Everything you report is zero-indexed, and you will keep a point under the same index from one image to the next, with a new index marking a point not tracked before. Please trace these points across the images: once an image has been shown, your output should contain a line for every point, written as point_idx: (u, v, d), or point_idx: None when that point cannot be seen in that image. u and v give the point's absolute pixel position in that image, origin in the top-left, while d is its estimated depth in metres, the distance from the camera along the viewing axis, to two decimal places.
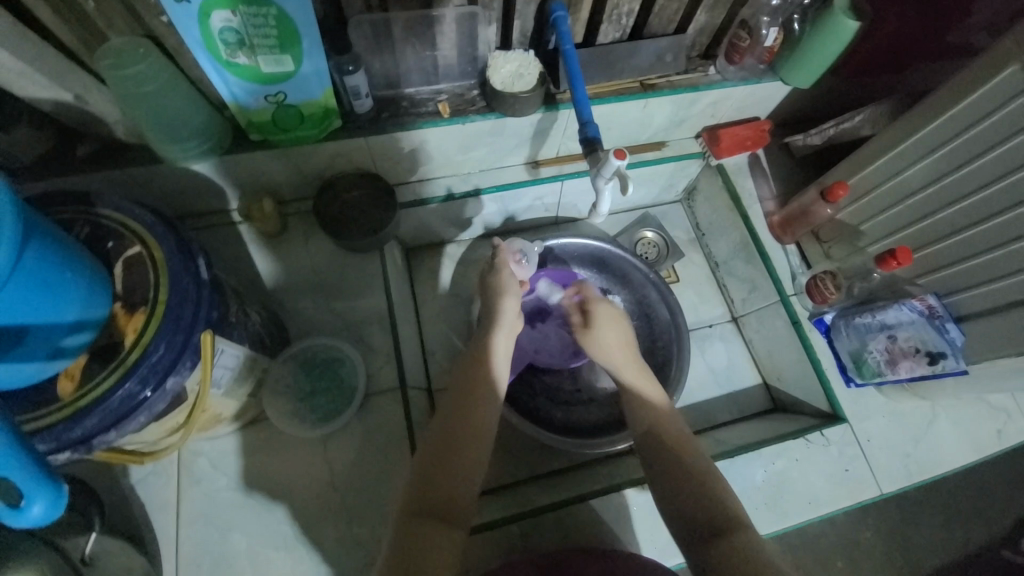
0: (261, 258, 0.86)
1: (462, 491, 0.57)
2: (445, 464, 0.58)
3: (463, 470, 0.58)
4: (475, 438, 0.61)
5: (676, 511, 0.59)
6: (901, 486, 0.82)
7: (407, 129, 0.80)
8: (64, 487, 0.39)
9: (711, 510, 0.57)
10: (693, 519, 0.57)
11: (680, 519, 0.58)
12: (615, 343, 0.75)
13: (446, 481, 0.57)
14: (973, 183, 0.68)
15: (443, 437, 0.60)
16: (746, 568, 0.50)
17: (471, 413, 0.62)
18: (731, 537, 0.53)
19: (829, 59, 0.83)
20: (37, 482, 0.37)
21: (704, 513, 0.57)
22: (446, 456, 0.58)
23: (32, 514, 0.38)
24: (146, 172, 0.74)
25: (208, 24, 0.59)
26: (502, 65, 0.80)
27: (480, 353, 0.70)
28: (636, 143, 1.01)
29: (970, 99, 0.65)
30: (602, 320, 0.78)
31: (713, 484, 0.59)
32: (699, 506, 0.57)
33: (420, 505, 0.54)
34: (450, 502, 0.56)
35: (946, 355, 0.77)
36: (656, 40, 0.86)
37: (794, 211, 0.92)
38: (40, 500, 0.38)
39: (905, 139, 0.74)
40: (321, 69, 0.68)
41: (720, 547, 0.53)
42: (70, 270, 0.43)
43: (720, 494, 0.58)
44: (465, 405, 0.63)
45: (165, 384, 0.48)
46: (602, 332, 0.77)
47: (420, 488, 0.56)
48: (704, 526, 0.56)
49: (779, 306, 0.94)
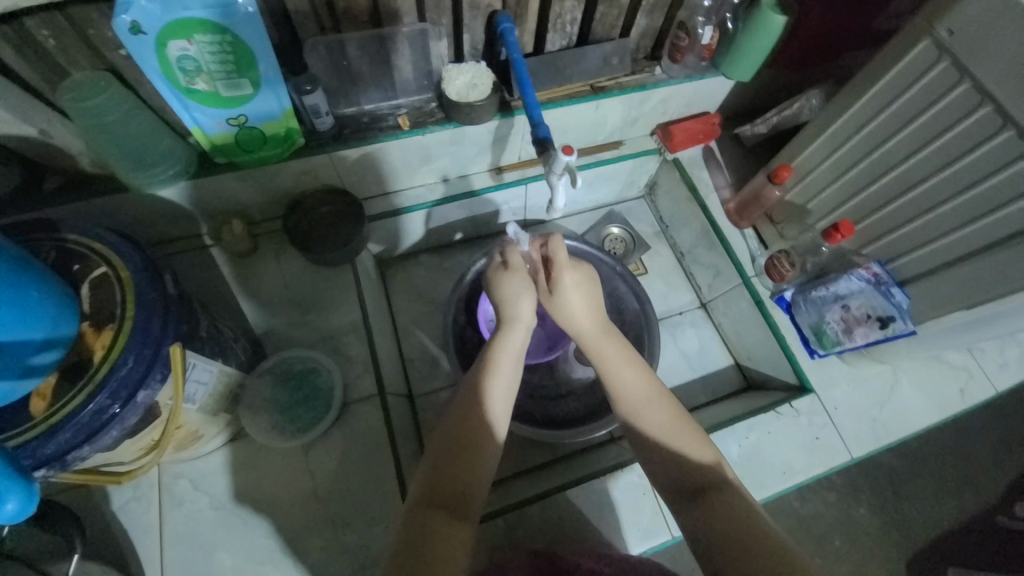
0: (234, 278, 0.88)
1: (476, 487, 0.59)
2: (458, 459, 0.59)
3: (476, 467, 0.59)
4: (486, 435, 0.61)
5: (665, 474, 0.60)
6: (870, 449, 0.85)
7: (370, 143, 0.83)
8: (35, 485, 0.40)
9: (697, 470, 0.58)
10: (681, 480, 0.59)
11: (668, 482, 0.59)
12: (583, 307, 0.69)
13: (459, 476, 0.58)
14: (899, 155, 0.73)
15: (455, 434, 0.60)
16: (734, 523, 0.52)
17: (481, 416, 0.62)
18: (719, 495, 0.55)
19: (763, 53, 0.88)
20: (7, 479, 0.38)
21: (692, 471, 0.58)
22: (458, 453, 0.59)
23: (6, 511, 0.38)
24: (113, 201, 0.76)
25: (165, 53, 0.61)
26: (456, 77, 0.83)
27: (496, 357, 0.67)
28: (593, 143, 1.05)
29: (886, 78, 0.70)
30: (568, 284, 0.69)
31: (698, 443, 0.60)
32: (685, 467, 0.59)
33: (436, 498, 0.56)
34: (463, 497, 0.58)
35: (895, 318, 0.81)
36: (601, 45, 0.91)
37: (747, 197, 0.97)
38: (12, 497, 0.38)
39: (836, 120, 0.79)
40: (279, 90, 0.70)
41: (711, 506, 0.54)
42: (37, 290, 0.45)
43: (705, 454, 0.59)
44: (476, 406, 0.62)
45: (136, 398, 0.50)
46: (569, 296, 0.69)
47: (433, 482, 0.58)
48: (693, 483, 0.58)
49: (743, 287, 0.97)
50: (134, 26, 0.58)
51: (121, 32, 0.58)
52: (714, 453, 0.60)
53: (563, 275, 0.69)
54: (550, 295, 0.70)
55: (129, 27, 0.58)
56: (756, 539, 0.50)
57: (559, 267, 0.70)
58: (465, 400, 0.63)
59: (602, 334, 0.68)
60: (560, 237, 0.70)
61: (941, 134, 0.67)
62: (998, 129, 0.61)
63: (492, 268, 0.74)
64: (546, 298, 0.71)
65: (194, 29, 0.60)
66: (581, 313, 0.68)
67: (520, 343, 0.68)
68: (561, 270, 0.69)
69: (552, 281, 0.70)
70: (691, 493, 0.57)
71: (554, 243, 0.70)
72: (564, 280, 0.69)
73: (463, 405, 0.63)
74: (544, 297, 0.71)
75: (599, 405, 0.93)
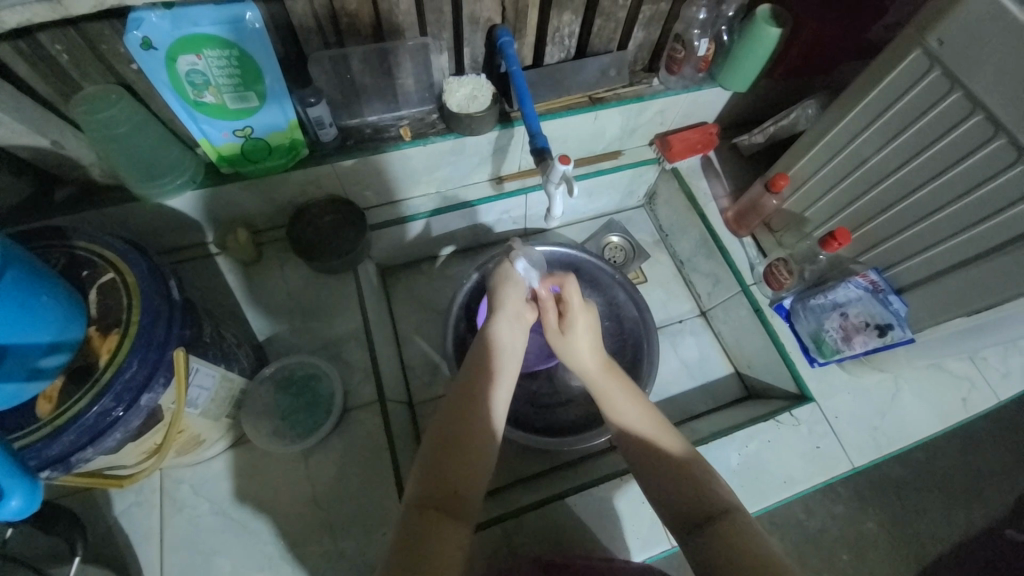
0: (238, 286, 0.90)
1: (471, 489, 0.60)
2: (453, 459, 0.60)
3: (471, 469, 0.60)
4: (481, 439, 0.62)
5: (668, 507, 0.59)
6: (872, 458, 0.84)
7: (372, 153, 0.85)
8: (38, 482, 0.41)
9: (700, 500, 0.58)
10: (683, 509, 0.58)
11: (672, 512, 0.59)
12: (591, 347, 0.73)
13: (454, 476, 0.59)
14: (893, 163, 0.74)
15: (451, 437, 0.61)
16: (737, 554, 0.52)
17: (476, 419, 0.63)
18: (721, 524, 0.55)
19: (759, 64, 0.90)
20: (10, 475, 0.38)
21: (694, 500, 0.58)
22: (455, 453, 0.60)
23: (10, 507, 0.38)
24: (122, 210, 0.78)
25: (175, 67, 0.64)
26: (456, 89, 0.85)
27: (489, 360, 0.69)
28: (593, 154, 1.06)
29: (878, 88, 0.71)
30: (579, 323, 0.74)
31: (700, 476, 0.60)
32: (686, 495, 0.59)
33: (431, 499, 0.57)
34: (459, 499, 0.59)
35: (893, 326, 0.80)
36: (599, 57, 0.92)
37: (745, 206, 0.98)
38: (16, 493, 0.39)
39: (832, 129, 0.80)
40: (284, 103, 0.73)
41: (712, 536, 0.54)
42: (47, 294, 0.46)
43: (709, 486, 0.59)
44: (473, 409, 0.63)
45: (140, 401, 0.51)
46: (579, 337, 0.73)
47: (427, 484, 0.59)
48: (696, 512, 0.57)
49: (742, 295, 0.98)
50: (146, 41, 0.60)
51: (132, 47, 0.60)
52: (720, 483, 0.60)
53: (575, 314, 0.74)
54: (561, 335, 0.74)
55: (140, 43, 0.60)
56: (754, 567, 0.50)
57: (571, 308, 0.74)
58: (463, 401, 0.64)
59: (604, 371, 0.71)
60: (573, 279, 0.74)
61: (934, 142, 0.68)
62: (991, 137, 0.62)
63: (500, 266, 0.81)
64: (555, 336, 0.75)
65: (203, 44, 0.63)
66: (590, 353, 0.72)
67: (508, 335, 0.72)
68: (573, 310, 0.74)
69: (565, 321, 0.74)
70: (692, 524, 0.57)
71: (567, 285, 0.75)
72: (575, 321, 0.73)
73: (460, 404, 0.64)
74: (555, 336, 0.74)
75: (599, 413, 0.93)
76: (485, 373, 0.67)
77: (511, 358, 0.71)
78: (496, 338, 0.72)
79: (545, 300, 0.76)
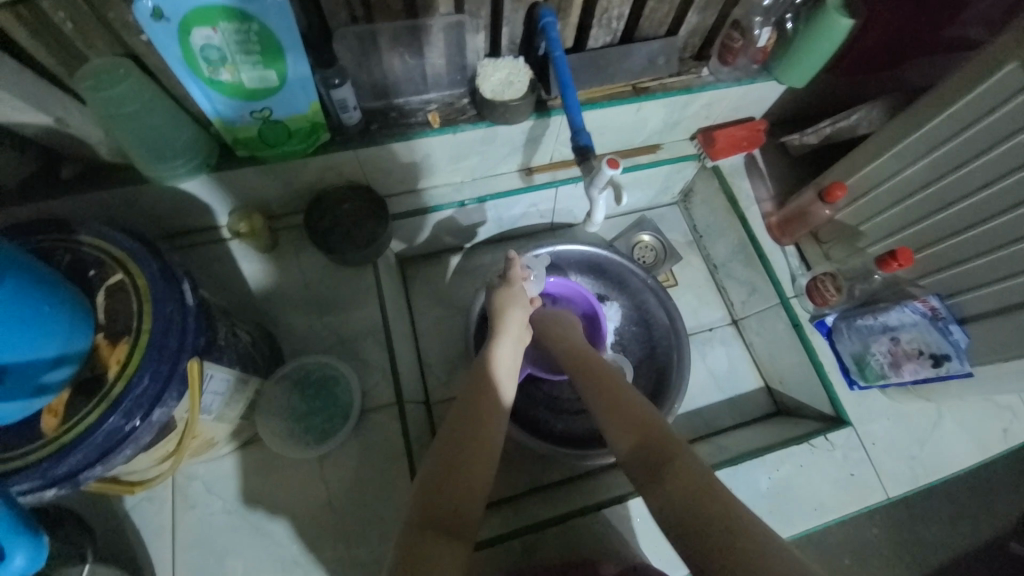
0: (251, 274, 0.85)
1: (471, 503, 0.56)
2: (456, 474, 0.57)
3: (474, 483, 0.57)
4: (482, 452, 0.59)
5: (625, 457, 0.61)
6: (907, 489, 0.80)
7: (398, 140, 0.78)
8: (43, 537, 0.39)
9: (650, 444, 0.60)
10: (637, 454, 0.60)
11: (631, 462, 0.60)
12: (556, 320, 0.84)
13: (458, 487, 0.56)
14: (971, 184, 0.67)
15: (452, 453, 0.58)
16: (688, 490, 0.54)
17: (477, 432, 0.61)
18: (672, 464, 0.57)
19: (824, 57, 0.81)
20: (12, 534, 0.37)
21: (645, 444, 0.60)
22: (456, 466, 0.57)
23: (13, 565, 0.37)
24: (132, 192, 0.73)
25: (189, 41, 0.58)
26: (492, 73, 0.78)
27: (484, 367, 0.69)
28: (630, 147, 0.99)
29: (967, 98, 0.64)
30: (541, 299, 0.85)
31: (648, 420, 0.63)
32: (638, 442, 0.61)
33: (431, 515, 0.53)
34: (458, 515, 0.54)
35: (950, 357, 0.75)
36: (647, 43, 0.84)
37: (792, 212, 0.91)
38: (18, 552, 0.37)
39: (904, 137, 0.73)
40: (306, 81, 0.66)
41: (665, 477, 0.56)
42: (50, 303, 0.42)
43: (659, 430, 0.62)
44: (470, 416, 0.62)
45: (153, 416, 0.47)
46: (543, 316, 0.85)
47: (428, 499, 0.55)
48: (649, 455, 0.59)
49: (780, 309, 0.93)
50: (156, 11, 0.54)
51: (142, 18, 0.54)
52: (665, 427, 0.62)
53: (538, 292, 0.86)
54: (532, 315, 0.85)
55: (150, 13, 0.54)
56: (706, 500, 0.52)
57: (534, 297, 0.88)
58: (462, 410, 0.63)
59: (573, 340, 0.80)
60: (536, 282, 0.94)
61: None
62: None
63: (499, 289, 0.80)
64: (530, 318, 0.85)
65: (220, 16, 0.57)
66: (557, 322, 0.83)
67: (507, 353, 0.72)
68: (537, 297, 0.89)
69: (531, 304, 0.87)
70: (646, 468, 0.59)
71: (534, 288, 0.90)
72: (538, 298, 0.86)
73: (463, 413, 0.63)
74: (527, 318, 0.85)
75: None
76: (488, 380, 0.67)
77: (511, 360, 0.72)
78: (494, 353, 0.71)
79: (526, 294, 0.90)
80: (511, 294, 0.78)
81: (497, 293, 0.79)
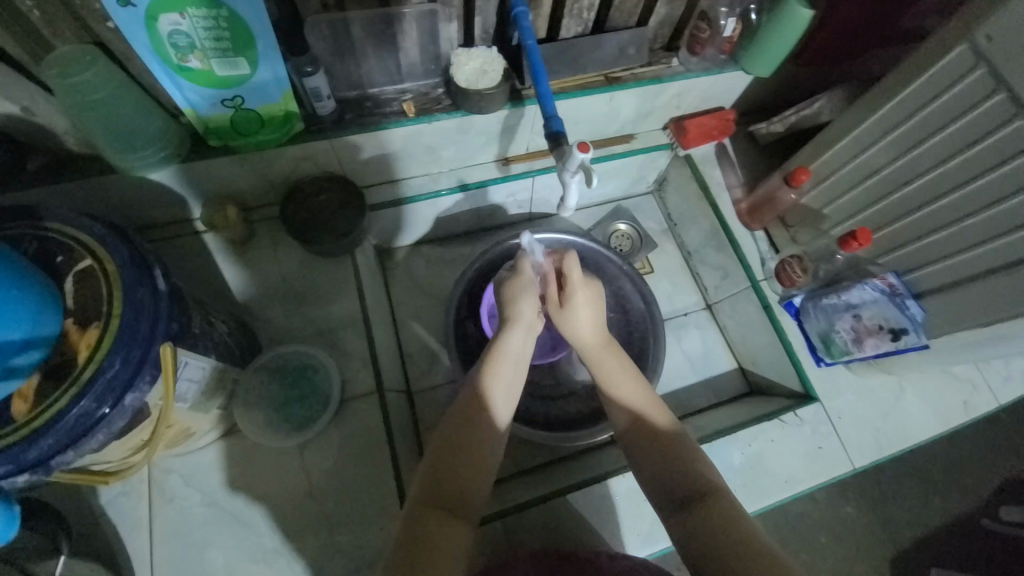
0: (226, 266, 0.85)
1: (474, 488, 0.56)
2: (458, 463, 0.56)
3: (477, 473, 0.57)
4: (487, 442, 0.58)
5: (653, 483, 0.58)
6: (872, 459, 0.84)
7: (373, 130, 0.79)
8: (15, 508, 0.41)
9: (684, 477, 0.56)
10: (669, 484, 0.56)
11: (659, 491, 0.57)
12: (591, 322, 0.69)
13: (458, 471, 0.56)
14: (924, 164, 0.71)
15: (455, 440, 0.58)
16: (719, 533, 0.50)
17: (481, 424, 0.59)
18: (710, 504, 0.53)
19: (786, 48, 0.84)
20: None
21: (680, 479, 0.56)
22: (457, 456, 0.57)
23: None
24: (102, 183, 0.72)
25: (156, 27, 0.57)
26: (465, 62, 0.79)
27: (493, 357, 0.65)
28: (604, 137, 1.01)
29: (918, 83, 0.67)
30: (579, 300, 0.70)
31: (686, 454, 0.58)
32: (672, 473, 0.56)
33: (433, 501, 0.54)
34: (460, 499, 0.55)
35: (908, 331, 0.79)
36: (619, 33, 0.86)
37: (760, 198, 0.94)
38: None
39: (862, 122, 0.76)
40: (278, 70, 0.66)
41: (700, 516, 0.52)
42: (16, 287, 0.41)
43: (697, 463, 0.57)
44: (479, 411, 0.59)
45: (125, 401, 0.47)
46: (579, 315, 0.70)
47: (431, 489, 0.55)
48: (683, 488, 0.55)
49: (750, 291, 0.96)
50: None
51: (107, 3, 0.54)
52: (706, 461, 0.57)
53: (574, 290, 0.71)
54: (559, 309, 0.71)
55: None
56: (745, 549, 0.48)
57: (571, 282, 0.71)
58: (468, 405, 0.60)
59: (605, 351, 0.68)
60: (575, 253, 0.73)
61: (971, 145, 0.64)
62: None
63: (507, 282, 0.73)
64: (554, 309, 0.72)
65: (188, 2, 0.56)
66: (591, 329, 0.69)
67: (518, 341, 0.67)
68: (574, 283, 0.71)
69: (565, 294, 0.71)
70: (675, 502, 0.55)
71: (567, 261, 0.72)
72: (575, 297, 0.70)
73: (464, 402, 0.61)
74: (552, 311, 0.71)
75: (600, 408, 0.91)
76: (490, 371, 0.64)
77: (522, 350, 0.67)
78: (503, 342, 0.66)
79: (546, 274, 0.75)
80: (523, 283, 0.72)
81: (505, 283, 0.73)
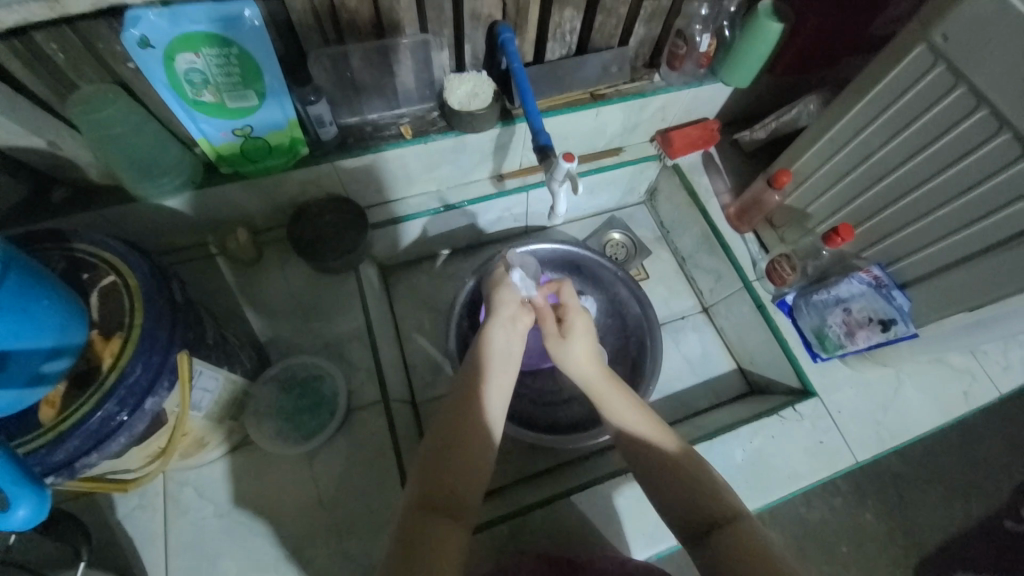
0: (237, 286, 0.89)
1: (470, 488, 0.58)
2: (453, 464, 0.58)
3: (469, 473, 0.58)
4: (477, 444, 0.60)
5: (673, 511, 0.58)
6: (874, 453, 0.84)
7: (372, 152, 0.84)
8: (46, 491, 0.41)
9: (705, 505, 0.57)
10: (689, 514, 0.57)
11: (676, 517, 0.57)
12: (590, 352, 0.72)
13: (449, 477, 0.58)
14: (898, 158, 0.74)
15: (447, 441, 0.60)
16: (740, 560, 0.51)
17: (470, 422, 0.61)
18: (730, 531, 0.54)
19: (761, 59, 0.89)
20: (17, 485, 0.39)
21: (698, 505, 0.57)
22: (449, 457, 0.59)
23: (17, 517, 0.39)
24: (121, 211, 0.77)
25: (173, 66, 0.63)
26: (457, 86, 0.84)
27: (479, 356, 0.69)
28: (594, 151, 1.06)
29: (881, 85, 0.71)
30: (577, 328, 0.74)
31: (706, 479, 0.59)
32: (692, 500, 0.57)
33: (428, 500, 0.56)
34: (455, 499, 0.57)
35: (897, 321, 0.81)
36: (600, 54, 0.92)
37: (747, 202, 0.98)
38: (22, 503, 0.39)
39: (835, 124, 0.80)
40: (284, 101, 0.72)
41: (720, 544, 0.53)
42: (48, 298, 0.45)
43: (713, 490, 0.58)
44: (464, 413, 0.62)
45: (144, 405, 0.51)
46: (577, 345, 0.72)
47: (425, 486, 0.57)
48: (703, 519, 0.56)
49: (744, 291, 0.98)
50: (143, 40, 0.59)
51: (129, 46, 0.59)
52: (723, 486, 0.59)
53: (573, 320, 0.74)
54: (560, 339, 0.73)
55: (137, 41, 0.59)
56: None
57: (569, 313, 0.75)
58: (453, 409, 0.63)
59: (605, 377, 0.70)
60: (571, 283, 0.78)
61: (939, 137, 0.68)
62: (995, 132, 0.62)
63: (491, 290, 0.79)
64: (554, 342, 0.74)
65: (203, 42, 0.62)
66: (588, 357, 0.71)
67: (500, 335, 0.71)
68: (572, 315, 0.75)
69: (564, 325, 0.74)
70: (696, 530, 0.56)
71: (564, 290, 0.78)
72: (574, 325, 0.74)
73: (453, 411, 0.63)
74: (554, 341, 0.73)
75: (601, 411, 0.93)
76: (476, 374, 0.67)
77: (507, 346, 0.71)
78: (487, 336, 0.71)
79: (542, 309, 0.77)
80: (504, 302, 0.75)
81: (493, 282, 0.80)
